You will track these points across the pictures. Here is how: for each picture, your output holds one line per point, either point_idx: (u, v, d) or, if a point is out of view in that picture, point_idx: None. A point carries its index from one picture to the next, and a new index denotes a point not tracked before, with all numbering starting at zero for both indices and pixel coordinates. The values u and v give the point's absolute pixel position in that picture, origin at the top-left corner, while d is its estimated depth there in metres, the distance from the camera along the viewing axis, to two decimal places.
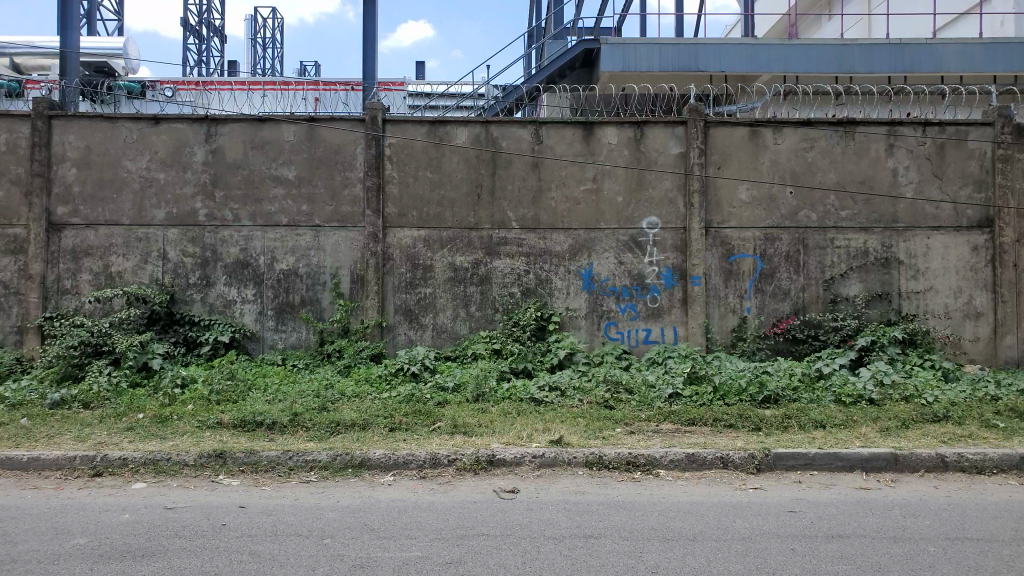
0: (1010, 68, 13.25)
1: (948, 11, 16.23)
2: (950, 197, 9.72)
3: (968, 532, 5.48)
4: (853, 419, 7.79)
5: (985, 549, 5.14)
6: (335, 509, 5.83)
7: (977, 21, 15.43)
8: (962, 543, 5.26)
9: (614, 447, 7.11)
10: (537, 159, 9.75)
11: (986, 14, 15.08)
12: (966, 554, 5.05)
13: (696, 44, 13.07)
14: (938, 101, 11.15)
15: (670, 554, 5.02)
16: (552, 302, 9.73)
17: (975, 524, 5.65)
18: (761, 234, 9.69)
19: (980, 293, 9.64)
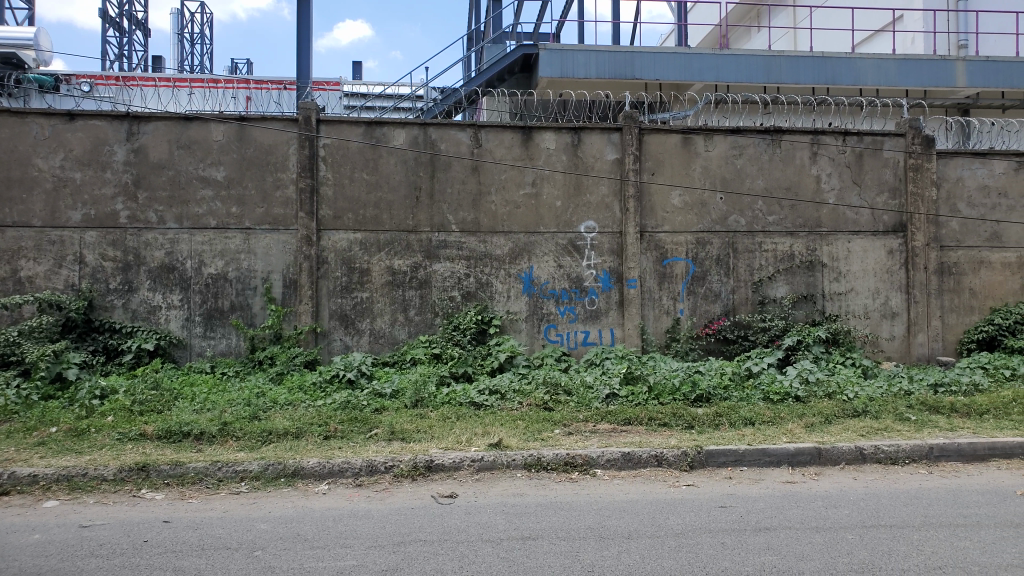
0: (919, 84, 14.12)
1: (865, 27, 17.18)
2: (868, 203, 10.24)
3: (883, 519, 5.80)
4: (780, 416, 8.10)
5: (898, 534, 5.45)
6: (266, 520, 5.64)
7: (890, 38, 16.40)
8: (877, 529, 5.56)
9: (552, 448, 7.17)
10: (476, 162, 9.73)
11: (898, 32, 16.04)
12: (880, 540, 5.34)
13: (632, 52, 13.35)
14: (857, 111, 11.70)
15: (606, 552, 5.09)
16: (492, 306, 9.72)
17: (889, 511, 5.99)
18: (693, 238, 9.97)
19: (896, 294, 10.20)
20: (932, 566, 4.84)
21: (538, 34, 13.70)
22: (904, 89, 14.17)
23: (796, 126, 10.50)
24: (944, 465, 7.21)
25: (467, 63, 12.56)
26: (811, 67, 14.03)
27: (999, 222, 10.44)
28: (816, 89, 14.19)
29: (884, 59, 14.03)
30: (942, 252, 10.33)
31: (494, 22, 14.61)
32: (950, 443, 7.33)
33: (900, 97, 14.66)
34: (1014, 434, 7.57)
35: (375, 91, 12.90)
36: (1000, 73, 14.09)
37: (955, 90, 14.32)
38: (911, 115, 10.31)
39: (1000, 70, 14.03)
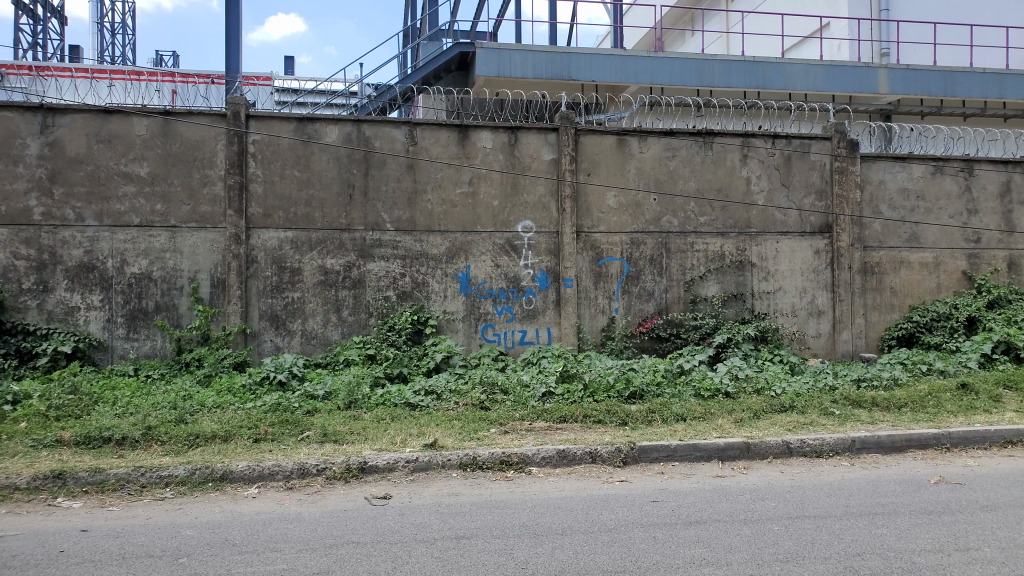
0: (846, 89, 14.67)
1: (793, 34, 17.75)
2: (796, 205, 10.56)
3: (807, 510, 6.01)
4: (711, 412, 8.30)
5: (821, 524, 5.66)
6: (192, 526, 5.50)
7: (818, 44, 16.98)
8: (801, 520, 5.75)
9: (488, 448, 7.19)
10: (411, 160, 9.66)
11: (826, 39, 16.62)
12: (804, 530, 5.53)
13: (568, 53, 13.43)
14: (786, 115, 12.04)
15: (540, 549, 5.13)
16: (428, 306, 9.67)
17: (813, 502, 6.21)
18: (628, 238, 10.11)
19: (821, 293, 10.56)
20: (851, 553, 5.04)
21: (475, 32, 13.69)
22: (831, 94, 14.69)
23: (728, 129, 10.72)
24: (864, 457, 7.52)
25: (403, 60, 12.45)
26: (743, 71, 14.43)
27: (917, 223, 10.91)
28: (748, 93, 14.58)
29: (812, 65, 14.52)
30: (865, 253, 10.74)
31: (430, 19, 14.51)
32: (870, 436, 7.64)
33: (828, 102, 15.19)
34: (929, 426, 7.93)
35: (307, 87, 12.69)
36: (918, 81, 14.78)
37: (878, 97, 14.94)
38: (836, 120, 10.68)
39: (919, 78, 14.73)
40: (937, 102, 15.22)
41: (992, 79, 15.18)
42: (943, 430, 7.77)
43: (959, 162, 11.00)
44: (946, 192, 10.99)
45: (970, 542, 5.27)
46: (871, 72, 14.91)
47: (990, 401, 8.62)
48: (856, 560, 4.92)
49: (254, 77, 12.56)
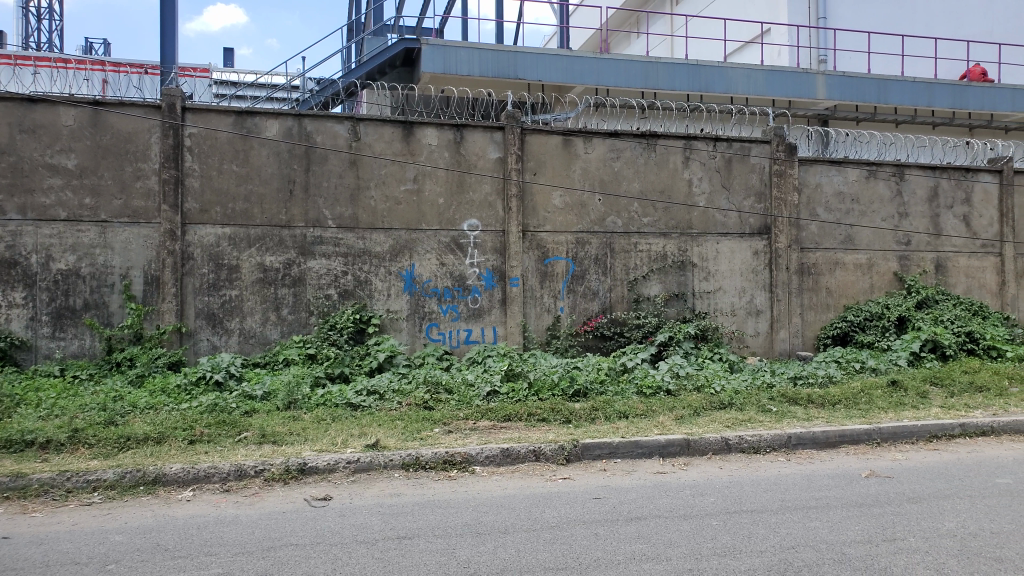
0: (785, 94, 15.11)
1: (736, 39, 18.21)
2: (736, 207, 10.80)
3: (744, 505, 6.15)
4: (653, 409, 8.42)
5: (757, 518, 5.79)
6: (122, 531, 5.31)
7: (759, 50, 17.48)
8: (739, 515, 5.88)
9: (431, 448, 7.14)
10: (354, 156, 9.52)
11: (767, 45, 17.11)
12: (741, 525, 5.65)
13: (515, 52, 13.48)
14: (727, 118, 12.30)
15: (482, 548, 5.12)
16: (371, 304, 9.56)
17: (750, 497, 6.36)
18: (573, 238, 10.19)
19: (760, 293, 10.82)
20: (786, 546, 5.17)
21: (421, 28, 13.62)
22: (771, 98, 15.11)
23: (671, 131, 10.90)
24: (799, 452, 7.73)
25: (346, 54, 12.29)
26: (687, 74, 14.73)
27: (851, 226, 11.28)
28: (691, 96, 14.88)
29: (752, 70, 14.92)
30: (802, 254, 11.05)
31: (375, 13, 14.37)
32: (806, 432, 7.86)
33: (768, 107, 15.62)
34: (861, 422, 8.21)
35: (247, 79, 12.42)
36: (854, 88, 15.36)
37: (816, 102, 15.43)
38: (775, 125, 10.95)
39: (854, 85, 15.30)
40: (871, 108, 15.80)
41: (922, 88, 15.86)
42: (874, 426, 8.05)
43: (891, 167, 11.41)
44: (879, 195, 11.38)
45: (898, 533, 5.46)
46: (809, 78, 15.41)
47: (918, 397, 8.97)
48: (791, 553, 5.05)
49: (191, 68, 12.22)
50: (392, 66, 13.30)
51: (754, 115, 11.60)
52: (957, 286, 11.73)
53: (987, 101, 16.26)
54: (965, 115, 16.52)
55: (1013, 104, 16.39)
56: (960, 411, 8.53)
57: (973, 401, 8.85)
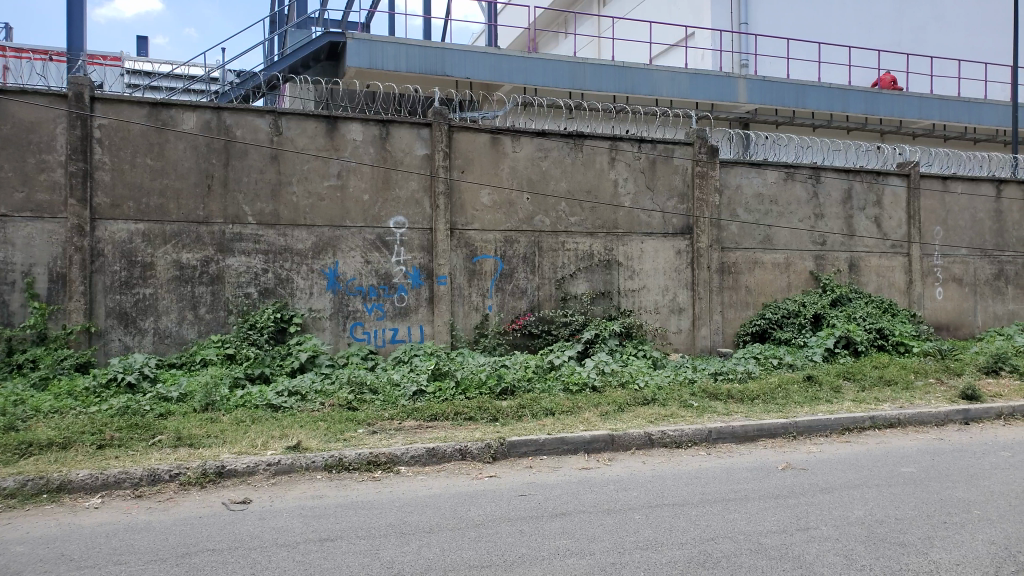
0: (707, 97, 15.70)
1: (662, 42, 18.79)
2: (660, 207, 11.03)
3: (666, 499, 6.28)
4: (578, 405, 8.53)
5: (679, 511, 5.93)
6: (22, 542, 5.05)
7: (684, 53, 18.14)
8: (661, 508, 6.01)
9: (355, 448, 7.05)
10: (276, 151, 9.32)
11: (691, 48, 17.79)
12: (663, 518, 5.77)
13: (442, 49, 13.61)
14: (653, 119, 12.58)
15: (406, 548, 5.08)
16: (293, 303, 9.37)
17: (671, 491, 6.51)
18: (500, 236, 10.22)
19: (683, 291, 11.09)
20: (705, 538, 5.31)
21: (346, 22, 13.49)
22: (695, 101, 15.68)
23: (598, 131, 11.07)
24: (719, 446, 7.95)
25: (269, 46, 12.11)
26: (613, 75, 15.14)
27: (770, 226, 11.66)
28: (617, 97, 15.29)
29: (676, 73, 15.47)
30: (723, 253, 11.37)
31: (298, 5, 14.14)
32: (726, 426, 8.09)
33: (692, 109, 16.12)
34: (778, 416, 8.49)
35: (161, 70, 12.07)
36: (773, 93, 16.03)
37: (737, 105, 16.05)
38: (698, 127, 11.24)
39: (773, 90, 15.99)
40: (790, 112, 16.49)
41: (838, 94, 16.65)
42: (790, 419, 8.34)
43: (808, 170, 11.85)
44: (797, 197, 11.80)
45: (810, 522, 5.67)
46: (731, 82, 16.01)
47: (832, 391, 9.35)
48: (710, 544, 5.19)
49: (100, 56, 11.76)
50: (316, 59, 13.17)
51: (677, 117, 11.90)
52: (869, 284, 12.27)
53: (897, 108, 17.19)
54: (877, 120, 17.38)
55: (921, 112, 17.36)
56: (870, 404, 8.92)
57: (882, 394, 9.28)
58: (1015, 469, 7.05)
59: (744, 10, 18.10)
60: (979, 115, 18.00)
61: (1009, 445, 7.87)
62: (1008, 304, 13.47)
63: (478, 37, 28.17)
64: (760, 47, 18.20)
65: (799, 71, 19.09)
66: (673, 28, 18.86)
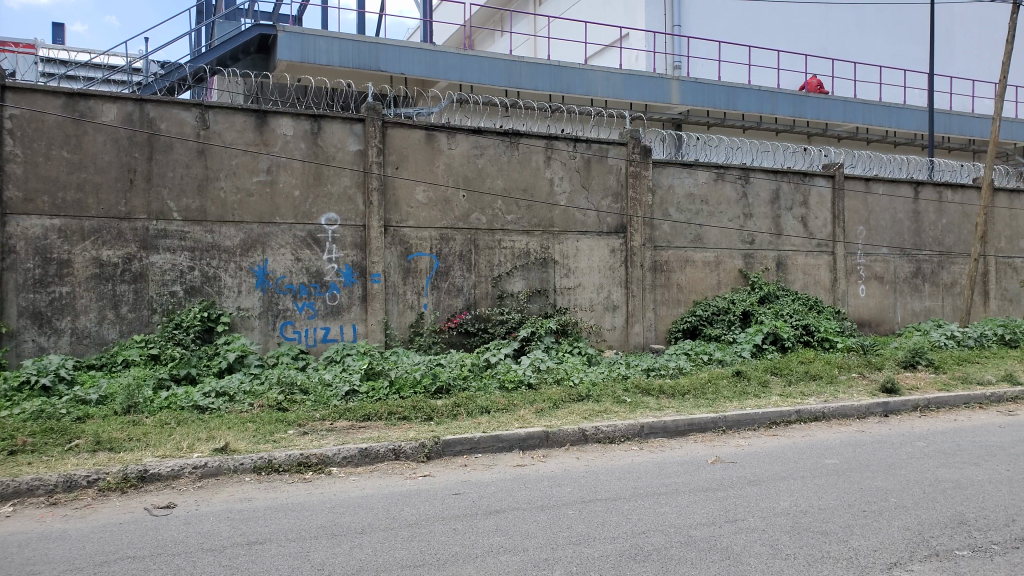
0: (640, 98, 16.02)
1: (598, 43, 19.14)
2: (595, 206, 11.16)
3: (598, 494, 6.37)
4: (514, 403, 8.55)
5: (611, 506, 6.02)
6: None
7: (620, 54, 18.54)
8: (594, 504, 6.08)
9: (285, 449, 6.91)
10: (202, 145, 9.07)
11: (626, 49, 18.24)
12: (596, 513, 5.85)
13: (376, 44, 13.64)
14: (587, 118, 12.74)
15: (338, 549, 5.01)
16: (220, 302, 9.13)
17: (604, 485, 6.60)
18: (436, 234, 10.19)
19: (617, 289, 11.26)
20: (637, 531, 5.40)
21: (277, 15, 13.29)
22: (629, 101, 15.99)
23: (533, 129, 11.12)
24: (651, 441, 8.09)
25: (195, 37, 11.84)
26: (549, 75, 15.34)
27: (701, 225, 11.93)
28: (553, 96, 15.49)
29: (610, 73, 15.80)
30: (656, 252, 11.58)
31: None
32: (658, 421, 8.25)
33: (626, 109, 16.42)
34: (708, 411, 8.69)
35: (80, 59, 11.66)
36: (705, 94, 16.44)
37: (670, 107, 16.44)
38: (632, 127, 11.42)
39: (704, 92, 16.42)
40: (721, 114, 17.01)
41: (766, 96, 17.23)
42: (720, 414, 8.54)
43: (738, 171, 12.17)
44: (727, 197, 12.11)
45: (738, 514, 5.82)
46: (664, 83, 16.41)
47: (761, 386, 9.63)
48: (641, 537, 5.28)
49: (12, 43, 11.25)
50: (245, 52, 13.01)
51: (611, 117, 12.09)
52: (796, 282, 12.69)
53: (823, 111, 17.86)
54: (804, 123, 18.03)
55: (845, 115, 18.05)
56: (796, 398, 9.21)
57: (809, 388, 9.61)
58: (929, 458, 7.39)
59: (677, 12, 18.54)
60: (899, 121, 18.79)
61: (923, 435, 8.25)
62: (925, 301, 14.14)
63: (416, 34, 28.02)
64: (693, 50, 18.72)
65: (731, 75, 19.63)
66: (608, 29, 19.27)
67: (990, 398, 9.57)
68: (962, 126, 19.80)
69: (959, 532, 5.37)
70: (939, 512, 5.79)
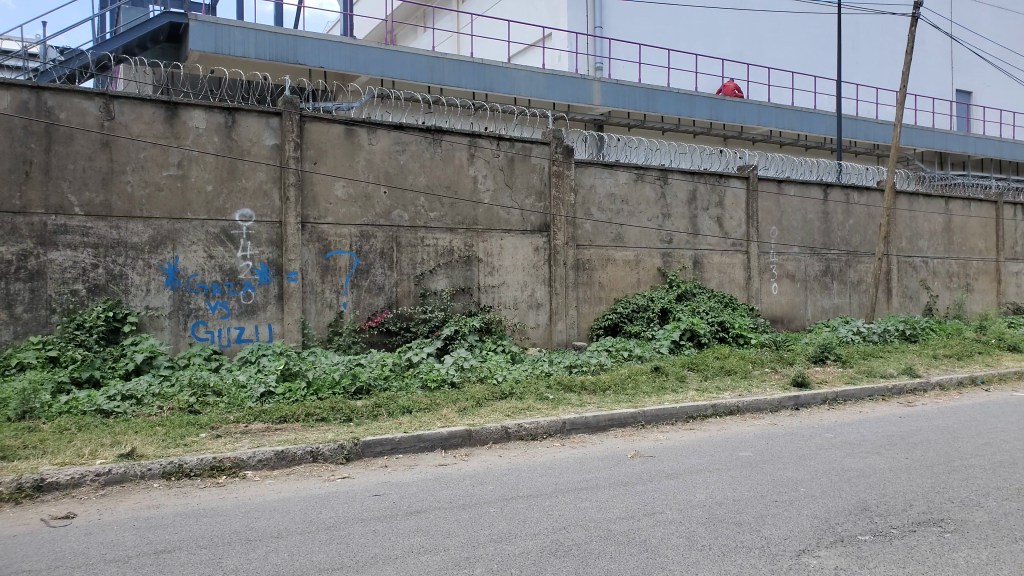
0: (563, 98, 16.20)
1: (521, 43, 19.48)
2: (518, 204, 11.22)
3: (520, 490, 6.40)
4: (436, 402, 8.49)
5: (533, 503, 6.05)
6: None
7: (544, 53, 18.88)
8: (515, 501, 6.11)
9: (196, 453, 6.65)
10: (107, 137, 8.66)
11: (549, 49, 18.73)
12: (518, 510, 5.87)
13: (294, 36, 13.35)
14: (509, 117, 12.80)
15: (253, 555, 4.86)
16: (127, 301, 8.76)
17: (525, 483, 6.63)
18: (356, 231, 10.04)
19: (540, 287, 11.37)
20: (557, 527, 5.44)
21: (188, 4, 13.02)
22: (552, 101, 16.17)
23: (455, 126, 11.07)
24: (573, 437, 8.18)
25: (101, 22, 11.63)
26: (472, 72, 15.34)
27: (622, 225, 12.15)
28: (476, 94, 15.55)
29: (534, 72, 15.92)
30: (579, 250, 11.74)
31: None
32: (579, 417, 8.34)
33: (549, 109, 16.59)
34: (628, 406, 8.85)
35: None
36: (626, 96, 16.78)
37: (592, 107, 16.71)
38: (554, 127, 11.54)
39: (625, 93, 16.75)
40: (641, 116, 17.39)
41: (685, 99, 17.71)
42: (639, 409, 8.71)
43: (657, 172, 12.46)
44: (646, 197, 12.38)
45: (656, 507, 5.94)
46: (587, 84, 16.63)
47: (678, 381, 9.88)
48: (562, 533, 5.32)
49: None
50: (155, 41, 12.88)
51: (533, 116, 12.20)
52: (712, 281, 13.09)
53: (739, 114, 18.50)
54: (721, 125, 18.65)
55: (760, 118, 18.74)
56: (712, 393, 9.49)
57: (725, 383, 9.92)
58: (836, 448, 7.74)
59: (599, 14, 18.97)
60: (810, 125, 19.65)
61: (831, 427, 8.62)
62: (834, 298, 14.82)
63: (338, 28, 27.67)
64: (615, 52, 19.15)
65: (653, 77, 20.12)
66: (532, 29, 19.58)
67: (892, 390, 10.12)
68: (868, 132, 20.87)
69: (861, 518, 5.62)
70: (844, 500, 6.06)
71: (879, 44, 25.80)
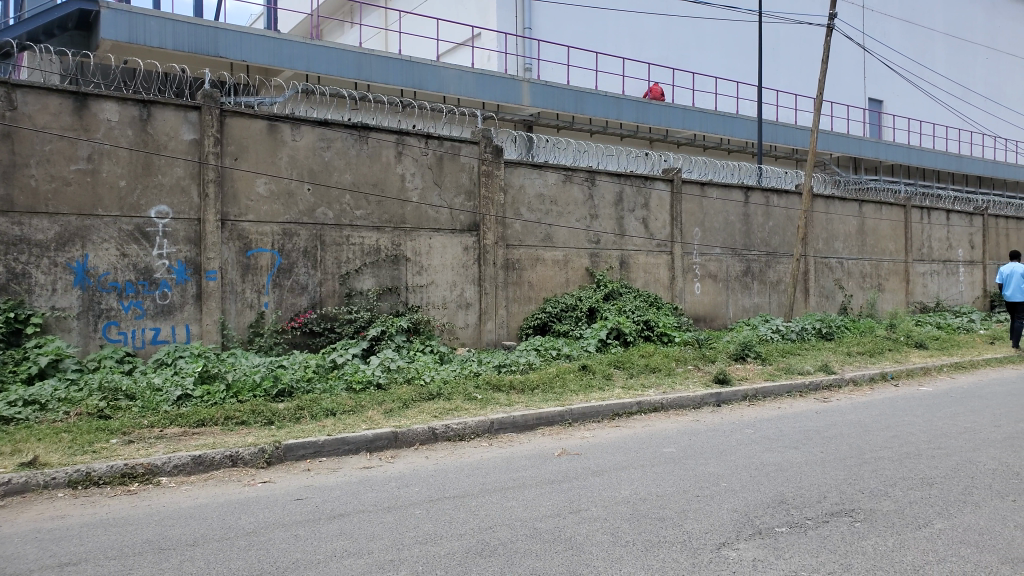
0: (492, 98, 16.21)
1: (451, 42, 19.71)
2: (447, 204, 11.20)
3: (446, 491, 6.36)
4: (362, 404, 8.36)
5: (458, 503, 6.03)
6: None
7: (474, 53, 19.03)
8: (441, 502, 6.07)
9: (105, 460, 6.36)
10: (9, 127, 8.21)
11: (478, 49, 18.96)
12: (443, 511, 5.84)
13: (214, 28, 13.00)
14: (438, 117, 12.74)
15: (166, 564, 4.68)
16: (31, 301, 8.32)
17: (451, 483, 6.60)
18: (278, 229, 9.82)
19: (469, 286, 11.35)
20: (483, 527, 5.42)
21: None
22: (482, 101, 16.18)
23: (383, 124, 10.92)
24: (500, 436, 8.18)
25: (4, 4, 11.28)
26: (400, 70, 15.22)
27: (551, 225, 12.26)
28: (404, 92, 15.47)
29: (463, 71, 15.91)
30: (508, 250, 11.79)
31: None
32: (507, 417, 8.35)
33: (479, 108, 16.62)
34: (556, 404, 8.92)
35: None
36: (555, 97, 16.94)
37: (522, 107, 16.83)
38: (484, 127, 11.55)
39: (554, 94, 16.91)
40: (570, 117, 17.63)
41: (613, 101, 18.01)
42: (567, 407, 8.78)
43: (585, 173, 12.62)
44: (574, 198, 12.52)
45: (581, 504, 6.00)
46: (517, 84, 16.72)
47: (605, 379, 10.03)
48: (488, 533, 5.32)
49: None
50: (63, 27, 12.52)
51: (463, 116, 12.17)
52: (638, 280, 13.33)
53: (665, 118, 18.94)
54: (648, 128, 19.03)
55: (686, 122, 19.20)
56: (638, 390, 9.66)
57: (651, 380, 10.11)
58: (755, 444, 7.98)
59: (528, 15, 19.21)
60: (733, 130, 20.27)
61: (751, 423, 8.88)
62: (755, 298, 15.31)
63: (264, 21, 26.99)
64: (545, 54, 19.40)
65: (583, 80, 20.44)
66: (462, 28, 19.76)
67: (810, 385, 10.51)
68: (789, 137, 21.71)
69: (778, 511, 5.81)
70: (763, 494, 6.25)
71: (800, 53, 26.94)
